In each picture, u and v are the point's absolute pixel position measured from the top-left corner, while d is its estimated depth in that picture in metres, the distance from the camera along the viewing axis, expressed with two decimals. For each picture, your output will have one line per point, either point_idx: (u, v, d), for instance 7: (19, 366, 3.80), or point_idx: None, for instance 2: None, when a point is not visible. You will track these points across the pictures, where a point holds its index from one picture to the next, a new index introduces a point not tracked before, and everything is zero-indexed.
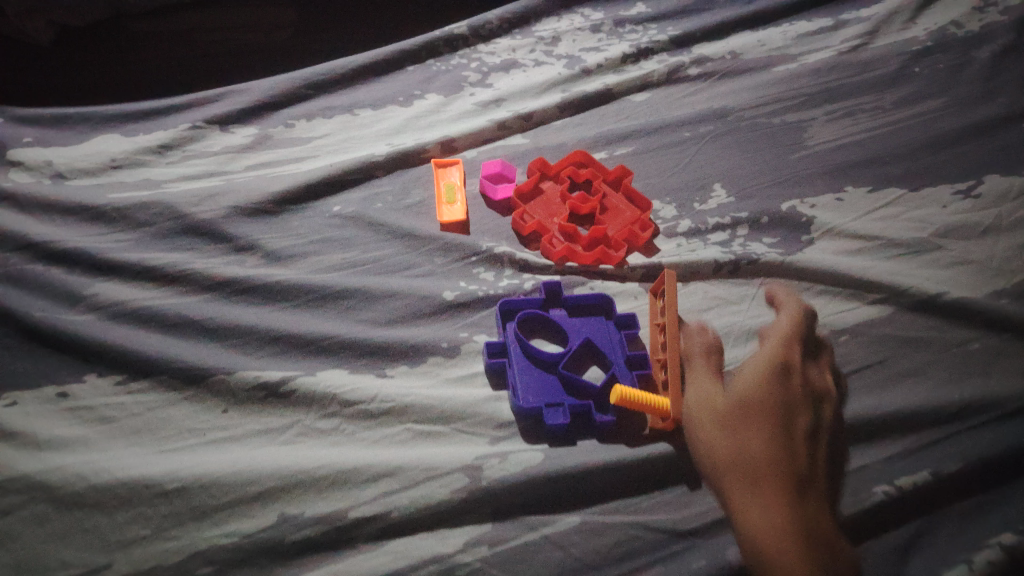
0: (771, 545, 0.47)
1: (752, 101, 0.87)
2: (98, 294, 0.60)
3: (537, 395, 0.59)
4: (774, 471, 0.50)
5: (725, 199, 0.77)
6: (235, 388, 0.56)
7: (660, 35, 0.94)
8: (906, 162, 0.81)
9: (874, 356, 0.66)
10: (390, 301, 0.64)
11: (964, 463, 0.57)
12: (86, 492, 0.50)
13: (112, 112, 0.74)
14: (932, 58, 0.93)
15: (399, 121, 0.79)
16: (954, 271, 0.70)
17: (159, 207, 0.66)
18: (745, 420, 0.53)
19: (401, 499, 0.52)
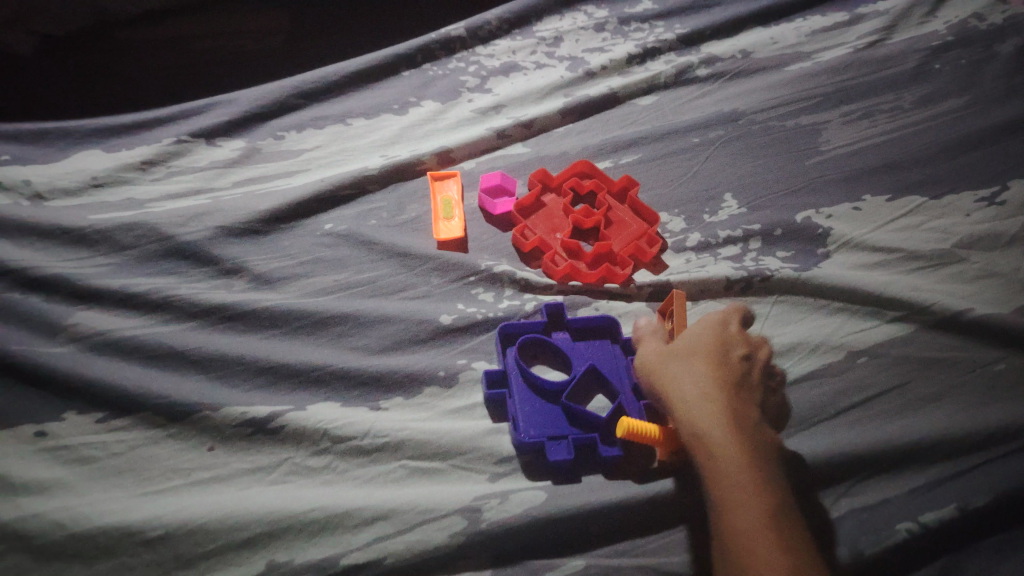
0: (743, 515, 0.44)
1: (764, 103, 0.83)
2: (78, 324, 0.57)
3: (539, 427, 0.56)
4: (740, 441, 0.48)
5: (735, 209, 0.74)
6: (221, 425, 0.54)
7: (667, 33, 0.90)
8: (927, 166, 0.77)
9: (896, 380, 0.62)
10: (385, 326, 0.61)
11: (992, 496, 0.54)
12: (63, 542, 0.47)
13: (93, 126, 0.72)
14: (952, 53, 0.89)
15: (392, 131, 0.77)
16: (978, 284, 0.67)
17: (142, 229, 0.64)
18: (703, 386, 0.51)
19: (397, 543, 0.49)
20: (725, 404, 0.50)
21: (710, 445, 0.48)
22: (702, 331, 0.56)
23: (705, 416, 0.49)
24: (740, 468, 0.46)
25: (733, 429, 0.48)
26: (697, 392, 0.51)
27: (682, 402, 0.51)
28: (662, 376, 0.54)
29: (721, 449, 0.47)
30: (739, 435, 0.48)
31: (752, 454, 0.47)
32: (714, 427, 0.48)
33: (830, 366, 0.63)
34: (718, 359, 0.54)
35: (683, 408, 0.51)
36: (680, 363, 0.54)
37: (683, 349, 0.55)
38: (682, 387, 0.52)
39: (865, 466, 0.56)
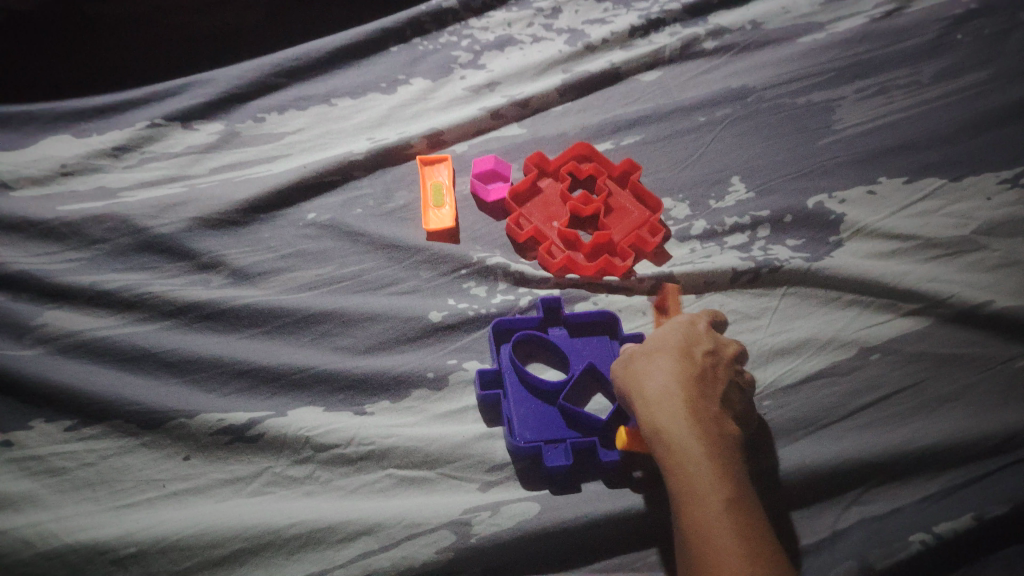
0: (711, 534, 0.41)
1: (775, 79, 0.79)
2: (47, 324, 0.54)
3: (535, 431, 0.53)
4: (707, 448, 0.44)
5: (743, 194, 0.70)
6: (197, 433, 0.51)
7: (672, 2, 0.85)
8: (948, 146, 0.72)
9: (911, 378, 0.58)
10: (371, 325, 0.58)
11: (1012, 504, 0.50)
12: (31, 562, 0.44)
13: (63, 110, 0.69)
14: (976, 22, 0.83)
15: (380, 112, 0.74)
16: (999, 275, 0.63)
17: (114, 220, 0.61)
18: (669, 388, 0.48)
19: (381, 561, 0.46)
20: (687, 401, 0.47)
21: (671, 448, 0.45)
22: (666, 328, 0.53)
23: (666, 416, 0.46)
24: (702, 471, 0.43)
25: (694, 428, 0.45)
26: (663, 394, 0.47)
27: (643, 402, 0.48)
28: (626, 375, 0.51)
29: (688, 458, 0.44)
30: (705, 439, 0.45)
31: (716, 454, 0.44)
32: (676, 426, 0.45)
33: (841, 365, 0.59)
34: (681, 354, 0.50)
35: (643, 407, 0.48)
36: (642, 361, 0.51)
37: (647, 348, 0.52)
38: (643, 385, 0.49)
39: (876, 471, 0.53)
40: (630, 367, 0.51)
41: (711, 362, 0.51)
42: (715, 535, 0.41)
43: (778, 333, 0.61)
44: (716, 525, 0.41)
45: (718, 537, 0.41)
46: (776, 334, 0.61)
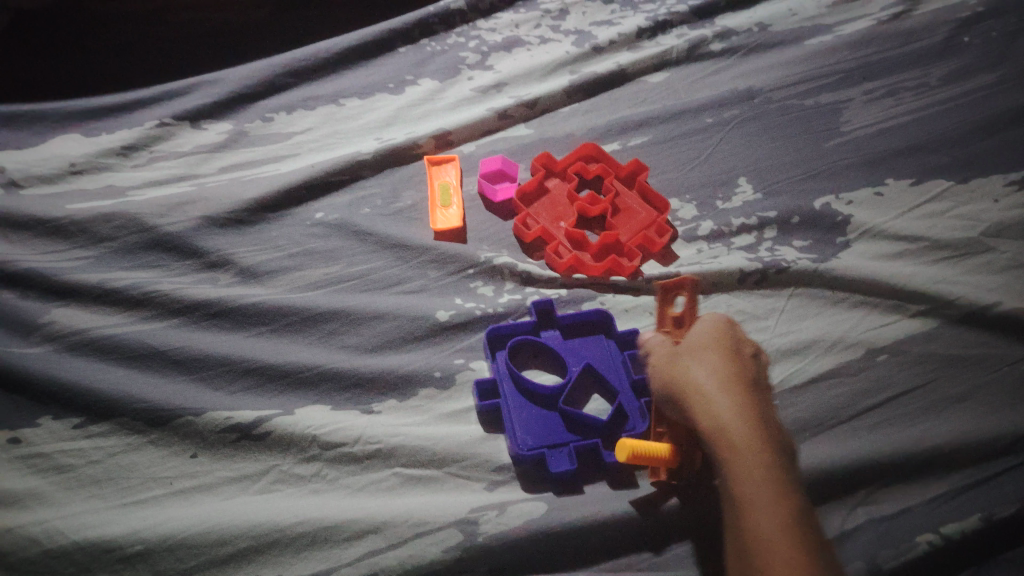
0: (772, 536, 0.39)
1: (782, 81, 0.79)
2: (54, 322, 0.55)
3: (538, 436, 0.53)
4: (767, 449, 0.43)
5: (750, 195, 0.70)
6: (204, 431, 0.51)
7: (679, 5, 0.85)
8: (957, 148, 0.72)
9: (919, 380, 0.58)
10: (378, 324, 0.58)
11: (1020, 506, 0.50)
12: (39, 559, 0.44)
13: (73, 110, 0.69)
14: (984, 25, 0.83)
15: (388, 112, 0.74)
16: (1008, 276, 0.62)
17: (122, 218, 0.61)
18: (725, 386, 0.46)
19: (387, 559, 0.46)
20: (743, 399, 0.46)
21: (730, 441, 0.43)
22: (708, 323, 0.51)
23: (725, 412, 0.44)
24: (763, 468, 0.42)
25: (754, 423, 0.44)
26: (721, 391, 0.46)
27: (698, 397, 0.46)
28: (675, 367, 0.49)
29: (749, 455, 0.42)
30: (765, 441, 0.43)
31: (775, 456, 0.43)
32: (735, 421, 0.44)
33: (848, 366, 0.59)
34: (729, 355, 0.49)
35: (698, 399, 0.46)
36: (691, 356, 0.49)
37: (690, 343, 0.50)
38: (697, 380, 0.47)
39: (883, 473, 0.53)
40: (677, 360, 0.49)
41: (756, 369, 0.50)
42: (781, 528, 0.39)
43: (785, 334, 0.61)
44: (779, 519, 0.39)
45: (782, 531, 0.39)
46: (783, 335, 0.61)
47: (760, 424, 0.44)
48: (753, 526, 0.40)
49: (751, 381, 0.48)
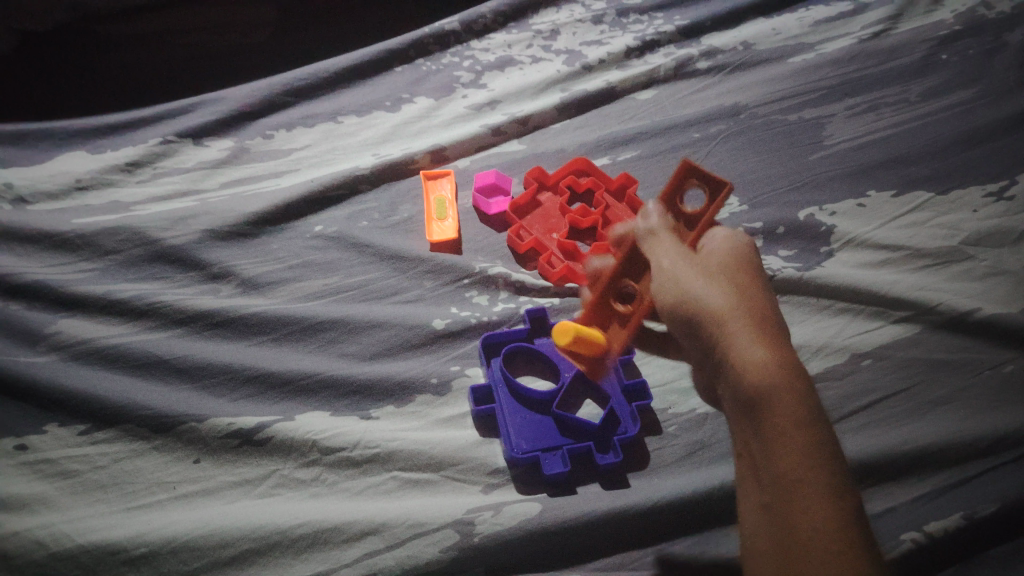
0: (813, 517, 0.37)
1: (766, 97, 0.81)
2: (61, 332, 0.56)
3: (532, 441, 0.54)
4: (808, 414, 0.41)
5: (737, 207, 0.72)
6: (206, 437, 0.52)
7: (666, 25, 0.88)
8: (937, 161, 0.74)
9: (902, 384, 0.60)
10: (376, 332, 0.60)
11: (1001, 504, 0.51)
12: (45, 561, 0.45)
13: (79, 128, 0.72)
14: (962, 43, 0.86)
15: (385, 128, 0.76)
16: (988, 283, 0.64)
17: (126, 233, 0.63)
18: (756, 334, 0.44)
19: (387, 560, 0.47)
20: (775, 348, 0.44)
21: (768, 403, 0.41)
22: (725, 239, 0.54)
23: (760, 366, 0.43)
24: (804, 438, 0.40)
25: (791, 380, 0.42)
26: (752, 342, 0.44)
27: (728, 340, 0.45)
28: (697, 288, 0.48)
29: (788, 421, 0.40)
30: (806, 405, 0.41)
31: (816, 423, 0.40)
32: (769, 377, 0.42)
33: (834, 370, 0.61)
34: (750, 285, 0.49)
35: (733, 344, 0.44)
36: (716, 282, 0.48)
37: (709, 262, 0.51)
38: (720, 311, 0.46)
39: (868, 473, 0.55)
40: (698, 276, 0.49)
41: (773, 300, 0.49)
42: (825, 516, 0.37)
43: None
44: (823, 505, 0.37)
45: (826, 521, 0.37)
46: None
47: (802, 384, 0.42)
48: (793, 504, 0.38)
49: (777, 322, 0.47)
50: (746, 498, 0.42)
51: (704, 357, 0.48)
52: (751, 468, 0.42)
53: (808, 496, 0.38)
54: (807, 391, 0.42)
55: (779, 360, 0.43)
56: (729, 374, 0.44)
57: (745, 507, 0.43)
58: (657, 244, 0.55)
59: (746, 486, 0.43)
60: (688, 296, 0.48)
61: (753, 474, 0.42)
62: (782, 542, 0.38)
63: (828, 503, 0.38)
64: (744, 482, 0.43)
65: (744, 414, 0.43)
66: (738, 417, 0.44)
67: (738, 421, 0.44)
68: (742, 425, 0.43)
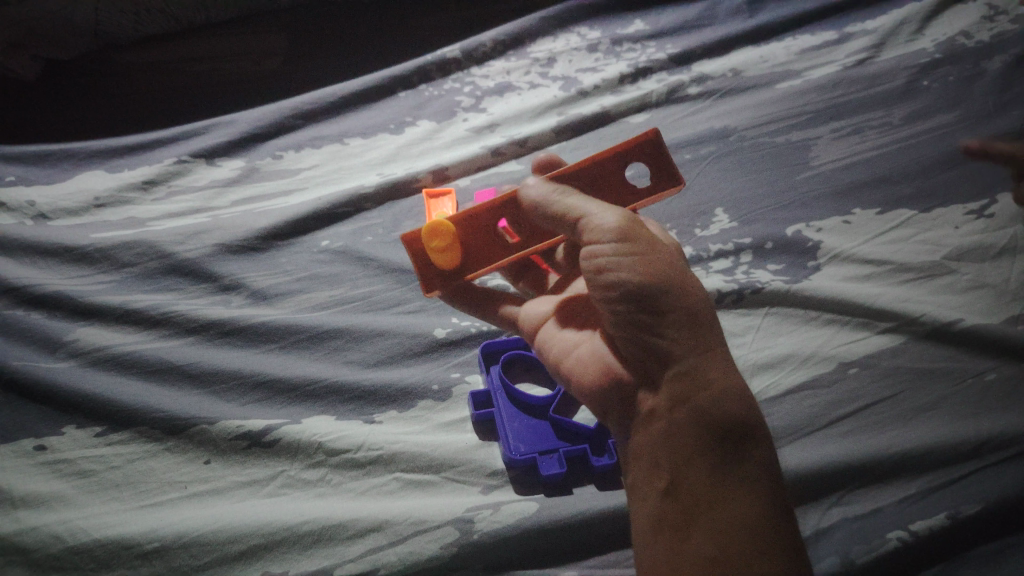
0: (750, 529, 0.40)
1: (755, 120, 0.85)
2: (78, 339, 0.59)
3: (530, 444, 0.56)
4: (753, 436, 0.43)
5: (727, 223, 0.76)
6: (217, 438, 0.55)
7: (658, 53, 0.93)
8: (919, 180, 0.78)
9: (887, 391, 0.62)
10: (380, 341, 0.62)
11: (983, 505, 0.53)
12: (62, 555, 0.47)
13: (99, 149, 0.76)
14: (942, 70, 0.90)
15: (389, 150, 0.79)
16: (969, 295, 0.67)
17: (142, 247, 0.66)
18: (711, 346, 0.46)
19: (389, 555, 0.49)
20: (725, 363, 0.46)
21: (720, 419, 0.43)
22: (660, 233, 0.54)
23: (717, 382, 0.44)
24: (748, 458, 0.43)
25: (743, 400, 0.44)
26: (708, 354, 0.45)
27: (687, 348, 0.45)
28: (666, 280, 0.46)
29: (735, 441, 0.43)
30: (752, 426, 0.44)
31: (759, 444, 0.43)
32: (723, 395, 0.44)
33: (820, 378, 0.63)
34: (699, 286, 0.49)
35: (689, 349, 0.45)
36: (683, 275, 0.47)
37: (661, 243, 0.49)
38: (681, 311, 0.46)
39: (854, 475, 0.57)
40: (665, 263, 0.47)
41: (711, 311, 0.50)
42: (761, 528, 0.40)
43: (761, 349, 0.66)
44: (785, 553, 0.39)
45: (771, 540, 0.40)
46: (759, 350, 0.66)
47: (750, 402, 0.45)
48: (734, 513, 0.41)
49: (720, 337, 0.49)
50: (672, 500, 0.43)
51: (642, 360, 0.47)
52: (689, 501, 0.42)
53: (749, 510, 0.41)
54: (754, 413, 0.44)
55: (731, 376, 0.45)
56: (697, 390, 0.44)
57: (669, 544, 0.42)
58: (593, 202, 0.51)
59: (673, 517, 0.42)
60: (659, 282, 0.46)
61: (697, 510, 0.42)
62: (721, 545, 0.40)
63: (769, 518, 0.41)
64: (668, 513, 0.43)
65: (701, 435, 0.43)
66: (682, 421, 0.44)
67: (689, 444, 0.43)
68: (693, 450, 0.43)
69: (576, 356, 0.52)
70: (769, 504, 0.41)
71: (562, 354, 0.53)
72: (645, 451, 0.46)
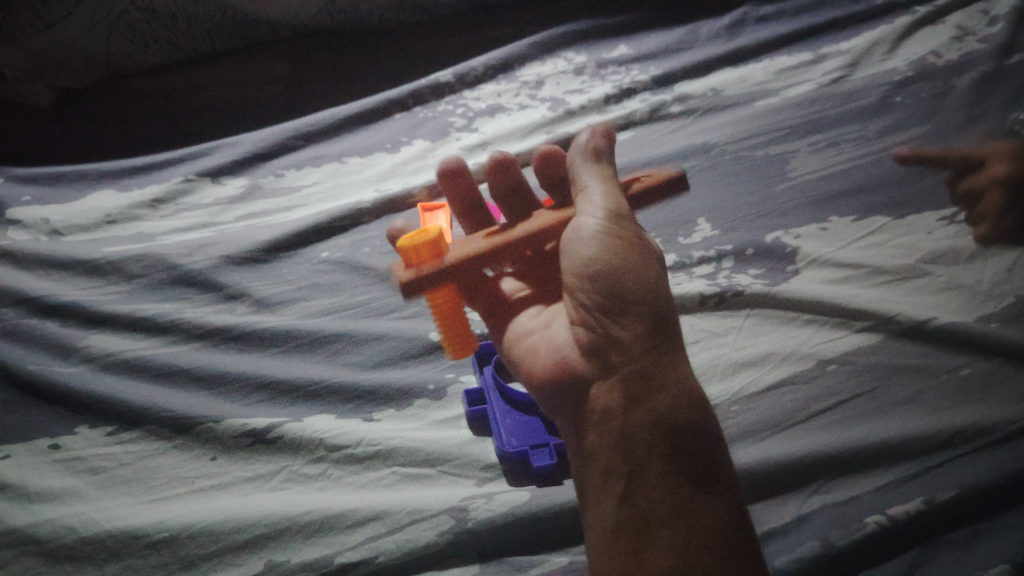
0: (710, 529, 0.45)
1: (734, 136, 0.89)
2: (91, 346, 0.63)
3: (521, 437, 0.57)
4: (708, 437, 0.48)
5: (709, 232, 0.80)
6: (222, 436, 0.57)
7: (642, 75, 0.98)
8: (894, 190, 0.81)
9: (865, 386, 0.64)
10: (378, 344, 0.65)
11: (959, 490, 0.55)
12: (74, 545, 0.50)
13: (112, 171, 0.81)
14: (914, 87, 0.94)
15: (386, 168, 0.83)
16: (944, 296, 0.70)
17: (151, 259, 0.70)
18: (673, 353, 0.51)
19: (387, 543, 0.51)
20: (684, 369, 0.51)
21: (679, 422, 0.48)
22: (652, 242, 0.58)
23: (677, 385, 0.49)
24: (704, 460, 0.47)
25: (700, 404, 0.49)
26: (670, 360, 0.51)
27: (652, 353, 0.50)
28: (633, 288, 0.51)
29: (691, 442, 0.48)
30: (707, 429, 0.49)
31: (715, 445, 0.48)
32: (683, 399, 0.49)
33: (801, 374, 0.66)
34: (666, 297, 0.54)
35: (654, 353, 0.50)
36: (651, 280, 0.52)
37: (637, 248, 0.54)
38: (647, 317, 0.51)
39: (835, 466, 0.59)
40: (637, 268, 0.52)
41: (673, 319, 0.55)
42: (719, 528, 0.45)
43: (743, 348, 0.69)
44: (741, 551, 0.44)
45: (728, 538, 0.44)
46: (740, 348, 0.69)
47: (706, 406, 0.50)
48: (692, 513, 0.45)
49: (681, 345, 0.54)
50: (635, 497, 0.47)
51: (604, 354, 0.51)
52: (652, 502, 0.46)
53: (706, 509, 0.45)
54: (710, 417, 0.49)
55: (690, 382, 0.50)
56: (654, 392, 0.49)
57: (633, 545, 0.45)
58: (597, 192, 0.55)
59: (636, 515, 0.46)
60: (635, 284, 0.51)
61: (656, 515, 0.46)
62: (685, 544, 0.44)
63: (724, 516, 0.45)
64: (630, 516, 0.46)
65: (661, 435, 0.48)
66: (645, 419, 0.48)
67: (647, 442, 0.48)
68: (652, 451, 0.48)
69: (530, 344, 0.56)
70: (724, 503, 0.46)
71: (520, 334, 0.58)
72: (600, 448, 0.49)
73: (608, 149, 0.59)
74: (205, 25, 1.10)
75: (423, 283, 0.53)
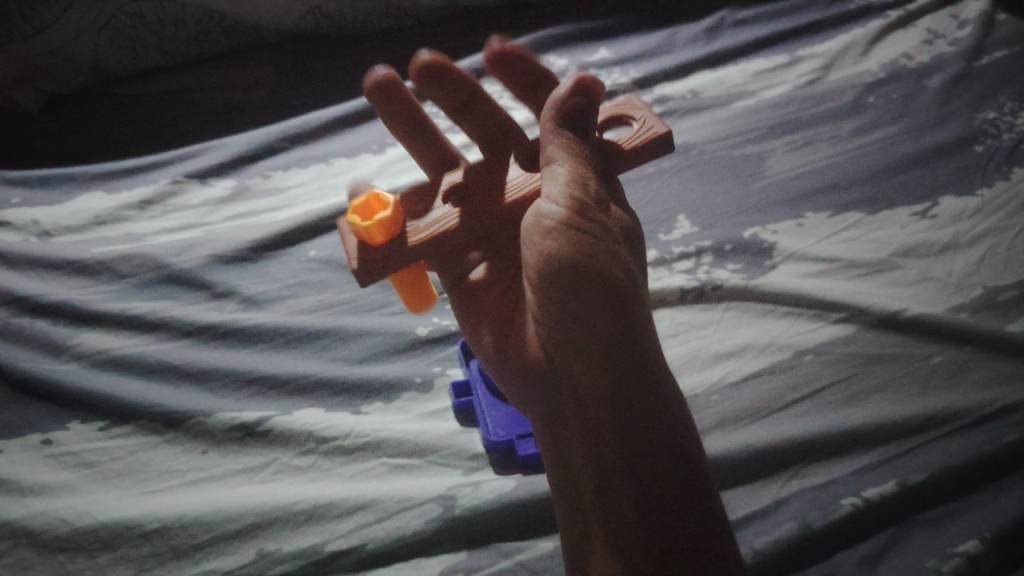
0: (677, 524, 0.46)
1: (712, 136, 0.92)
2: (81, 344, 0.64)
3: (507, 428, 0.58)
4: (674, 433, 0.49)
5: (689, 228, 0.81)
6: (213, 431, 0.58)
7: (622, 78, 1.01)
8: (867, 186, 0.83)
9: (841, 373, 0.66)
10: (365, 339, 0.66)
11: (929, 473, 0.57)
12: (69, 536, 0.51)
13: (101, 173, 0.82)
14: (886, 88, 0.97)
15: (372, 168, 0.84)
16: (916, 288, 0.72)
17: (141, 259, 0.72)
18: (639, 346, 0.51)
19: (377, 531, 0.52)
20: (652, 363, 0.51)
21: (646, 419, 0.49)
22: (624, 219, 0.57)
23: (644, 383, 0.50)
24: (670, 455, 0.48)
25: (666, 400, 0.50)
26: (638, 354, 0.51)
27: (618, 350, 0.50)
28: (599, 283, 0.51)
29: (657, 439, 0.49)
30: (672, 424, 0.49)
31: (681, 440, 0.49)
32: (649, 396, 0.50)
33: (779, 364, 0.67)
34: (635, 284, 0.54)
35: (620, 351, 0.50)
36: (619, 272, 0.51)
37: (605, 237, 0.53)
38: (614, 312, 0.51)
39: (814, 451, 0.60)
40: (603, 260, 0.51)
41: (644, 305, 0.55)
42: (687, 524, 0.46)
43: (722, 339, 0.70)
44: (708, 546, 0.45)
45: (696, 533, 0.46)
46: (719, 341, 0.70)
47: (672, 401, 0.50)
48: (661, 508, 0.47)
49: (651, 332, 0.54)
50: (605, 492, 0.48)
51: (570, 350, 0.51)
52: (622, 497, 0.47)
53: (673, 505, 0.47)
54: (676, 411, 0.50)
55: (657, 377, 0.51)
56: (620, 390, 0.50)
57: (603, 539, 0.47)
58: (564, 174, 0.53)
59: (607, 510, 0.48)
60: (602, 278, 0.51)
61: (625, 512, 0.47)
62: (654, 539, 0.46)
63: (691, 511, 0.47)
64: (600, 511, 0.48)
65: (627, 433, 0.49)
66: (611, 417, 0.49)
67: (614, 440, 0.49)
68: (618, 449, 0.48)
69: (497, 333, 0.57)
70: (691, 497, 0.47)
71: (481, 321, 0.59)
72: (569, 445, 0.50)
73: (584, 112, 0.55)
74: (194, 31, 1.12)
75: (379, 268, 0.55)
